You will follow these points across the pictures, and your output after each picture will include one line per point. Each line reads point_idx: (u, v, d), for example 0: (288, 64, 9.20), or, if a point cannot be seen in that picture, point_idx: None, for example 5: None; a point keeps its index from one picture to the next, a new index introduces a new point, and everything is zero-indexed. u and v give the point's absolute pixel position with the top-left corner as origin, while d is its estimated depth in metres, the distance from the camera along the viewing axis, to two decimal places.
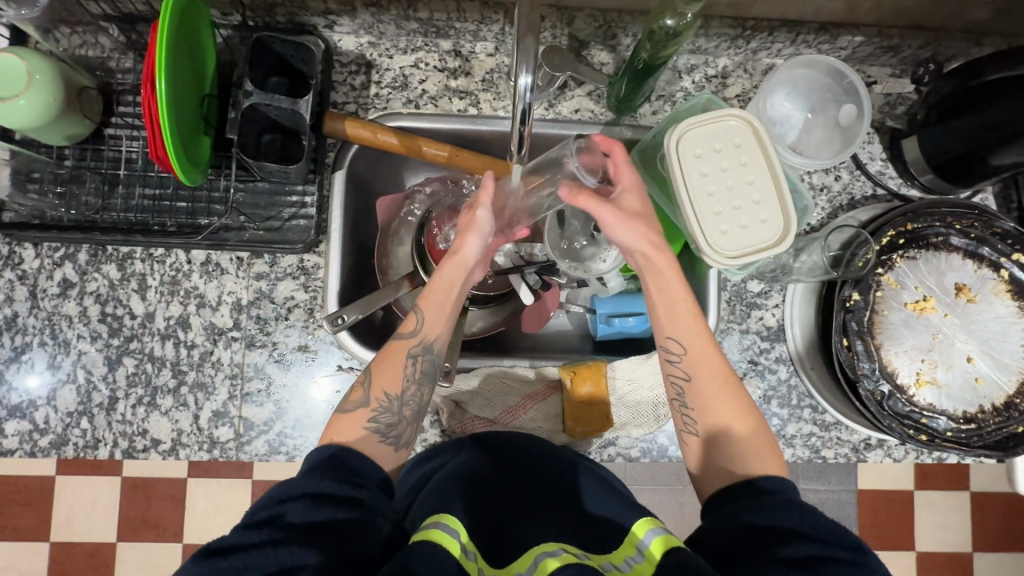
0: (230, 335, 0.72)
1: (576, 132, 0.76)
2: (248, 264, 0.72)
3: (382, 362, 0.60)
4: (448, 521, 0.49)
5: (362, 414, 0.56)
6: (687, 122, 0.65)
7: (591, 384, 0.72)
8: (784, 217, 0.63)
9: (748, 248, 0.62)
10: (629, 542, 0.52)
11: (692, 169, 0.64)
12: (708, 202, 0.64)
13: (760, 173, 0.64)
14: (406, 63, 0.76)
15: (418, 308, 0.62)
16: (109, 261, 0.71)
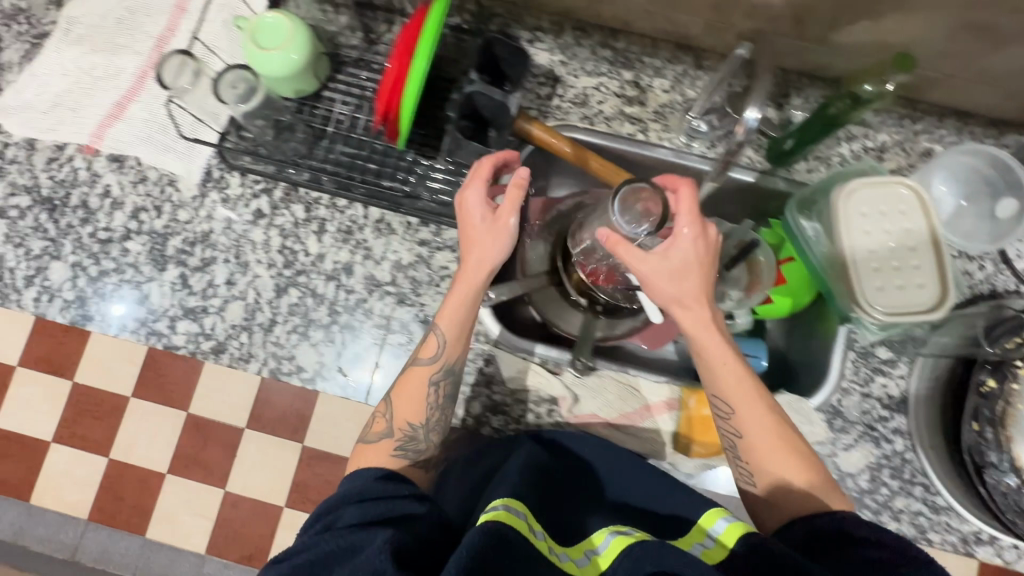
0: (385, 288, 0.78)
1: (734, 175, 0.82)
2: (415, 230, 0.80)
3: (405, 387, 0.67)
4: (515, 505, 0.50)
5: (389, 445, 0.65)
6: (858, 180, 0.70)
7: None
8: (940, 288, 0.67)
9: (902, 308, 0.66)
10: (699, 531, 0.55)
11: (856, 227, 0.69)
12: (869, 258, 0.68)
13: (920, 240, 0.68)
14: (589, 84, 0.83)
15: (438, 328, 0.66)
16: (299, 202, 0.80)
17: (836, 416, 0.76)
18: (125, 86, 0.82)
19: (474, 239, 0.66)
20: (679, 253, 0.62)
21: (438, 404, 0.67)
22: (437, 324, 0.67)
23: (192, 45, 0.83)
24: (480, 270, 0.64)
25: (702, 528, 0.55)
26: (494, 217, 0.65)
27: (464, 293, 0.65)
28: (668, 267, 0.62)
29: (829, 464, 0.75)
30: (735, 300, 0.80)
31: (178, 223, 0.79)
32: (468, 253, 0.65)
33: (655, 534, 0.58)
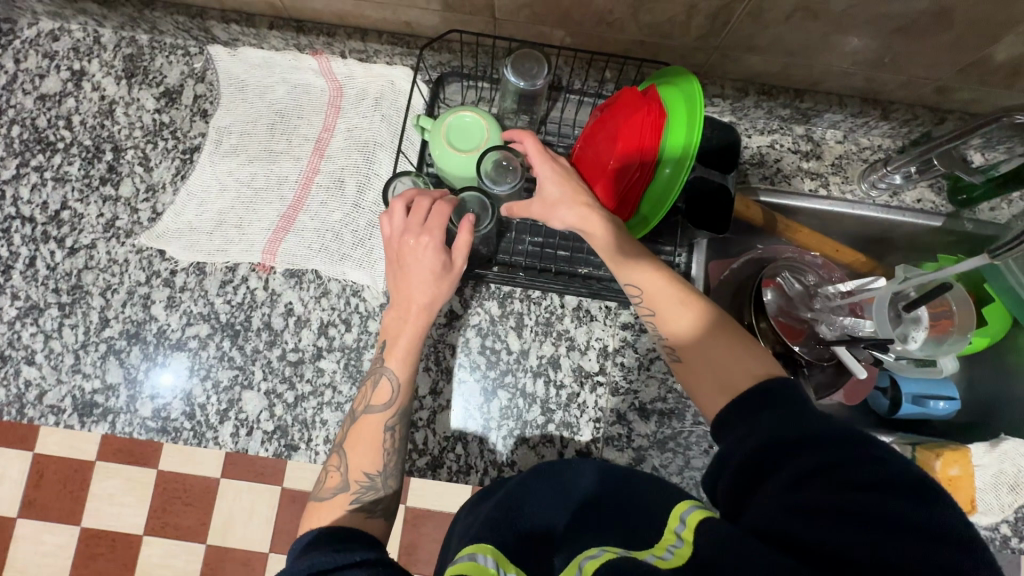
0: (596, 378, 0.76)
1: (923, 221, 0.80)
2: (614, 314, 0.78)
3: (356, 439, 0.61)
4: (477, 549, 0.43)
5: (343, 501, 0.58)
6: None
7: (959, 467, 0.73)
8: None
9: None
10: (668, 532, 0.44)
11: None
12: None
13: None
14: (764, 142, 0.82)
15: (387, 371, 0.64)
16: (492, 298, 0.78)
17: None
18: (290, 195, 0.79)
19: (401, 267, 0.67)
20: (550, 183, 0.66)
21: (396, 451, 0.62)
22: (385, 368, 0.64)
23: (355, 145, 0.80)
24: (427, 287, 0.66)
25: (670, 525, 0.44)
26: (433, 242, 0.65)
27: (416, 327, 0.66)
28: (546, 199, 0.66)
29: None
30: (923, 342, 0.81)
31: (369, 334, 0.76)
32: (412, 283, 0.66)
33: (629, 541, 0.45)
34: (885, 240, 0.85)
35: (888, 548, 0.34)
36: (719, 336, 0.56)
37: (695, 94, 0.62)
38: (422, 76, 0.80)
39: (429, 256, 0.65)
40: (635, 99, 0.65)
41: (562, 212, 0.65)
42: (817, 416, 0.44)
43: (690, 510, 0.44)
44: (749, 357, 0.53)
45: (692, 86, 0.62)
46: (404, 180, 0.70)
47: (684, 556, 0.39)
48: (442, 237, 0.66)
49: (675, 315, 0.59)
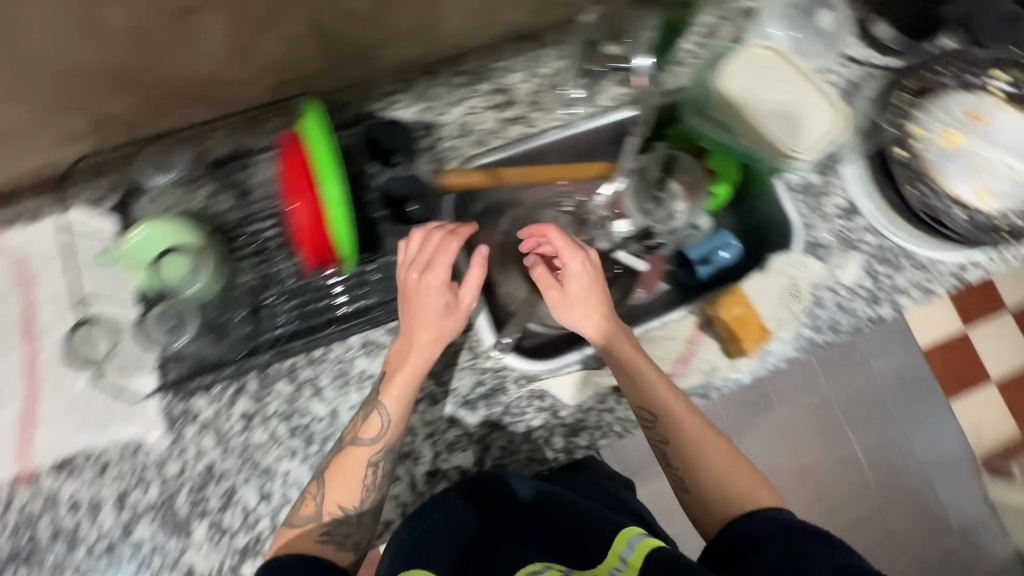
0: (413, 399, 0.76)
1: (625, 114, 0.86)
2: (401, 331, 0.77)
3: (342, 468, 0.68)
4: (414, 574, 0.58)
5: (311, 531, 0.66)
6: (723, 70, 0.79)
7: (740, 305, 0.79)
8: (824, 103, 0.80)
9: (810, 140, 0.80)
10: (612, 553, 0.58)
11: (746, 98, 0.79)
12: (768, 118, 0.80)
13: (791, 80, 0.80)
14: (461, 112, 0.84)
15: (381, 405, 0.69)
16: (279, 378, 0.74)
17: (818, 249, 0.86)
18: (23, 390, 0.72)
19: (415, 310, 0.69)
20: (575, 284, 0.73)
21: (379, 483, 0.68)
22: (380, 403, 0.68)
23: (69, 305, 0.74)
24: (432, 326, 0.69)
25: (615, 549, 0.58)
26: (453, 299, 0.70)
27: (414, 367, 0.69)
28: (563, 298, 0.74)
29: (838, 286, 0.85)
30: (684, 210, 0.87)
31: (174, 478, 0.71)
32: (419, 320, 0.69)
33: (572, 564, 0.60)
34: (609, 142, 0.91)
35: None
36: (694, 420, 0.72)
37: (313, 118, 0.60)
38: (106, 207, 0.75)
39: (431, 295, 0.68)
40: (292, 152, 0.65)
41: (568, 314, 0.73)
42: (756, 522, 0.62)
43: (636, 537, 0.58)
44: (742, 462, 0.70)
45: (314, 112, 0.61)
46: (93, 322, 0.73)
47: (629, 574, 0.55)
48: (445, 271, 0.68)
49: (671, 397, 0.72)
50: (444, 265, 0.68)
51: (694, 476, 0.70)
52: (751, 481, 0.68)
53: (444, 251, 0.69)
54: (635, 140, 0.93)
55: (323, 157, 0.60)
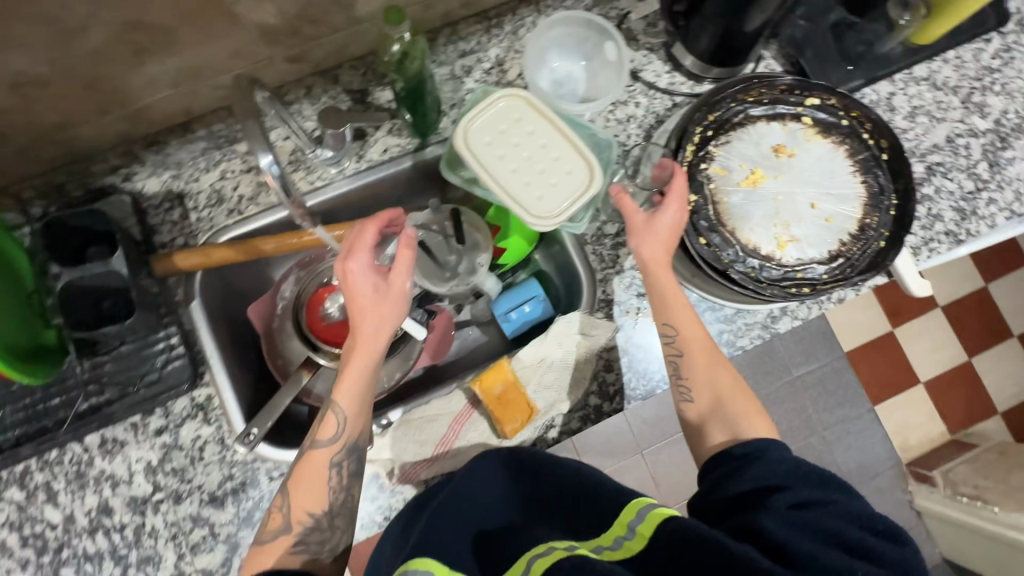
0: (155, 499, 0.71)
1: (393, 168, 0.80)
2: (144, 426, 0.72)
3: (302, 474, 0.64)
4: (418, 564, 0.56)
5: (285, 542, 0.61)
6: (462, 123, 0.69)
7: (500, 382, 0.72)
8: (584, 160, 0.70)
9: (564, 204, 0.69)
10: (622, 523, 0.57)
11: (489, 156, 0.70)
12: (516, 177, 0.69)
13: (548, 133, 0.70)
14: (214, 178, 0.78)
15: (334, 405, 0.64)
16: (8, 485, 0.70)
17: (611, 306, 0.79)
18: None
19: (354, 304, 0.63)
20: (665, 219, 0.68)
21: (343, 485, 0.65)
22: (334, 401, 0.64)
23: None
24: (370, 316, 0.63)
25: (624, 519, 0.57)
26: (387, 283, 0.64)
27: (362, 363, 0.63)
28: (654, 228, 0.68)
29: (632, 346, 0.78)
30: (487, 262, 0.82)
31: None
32: (358, 313, 0.63)
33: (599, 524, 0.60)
34: (391, 197, 0.84)
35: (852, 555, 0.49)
36: (704, 342, 0.67)
37: None
38: None
39: (360, 280, 0.63)
40: None
41: (643, 245, 0.68)
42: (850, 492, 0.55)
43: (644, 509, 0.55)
44: (738, 388, 0.66)
45: None
46: None
47: (633, 548, 0.52)
48: (368, 257, 0.64)
49: (676, 301, 0.68)
50: (369, 252, 0.64)
51: (699, 418, 0.65)
52: (752, 421, 0.63)
53: (362, 237, 0.64)
54: (425, 190, 0.86)
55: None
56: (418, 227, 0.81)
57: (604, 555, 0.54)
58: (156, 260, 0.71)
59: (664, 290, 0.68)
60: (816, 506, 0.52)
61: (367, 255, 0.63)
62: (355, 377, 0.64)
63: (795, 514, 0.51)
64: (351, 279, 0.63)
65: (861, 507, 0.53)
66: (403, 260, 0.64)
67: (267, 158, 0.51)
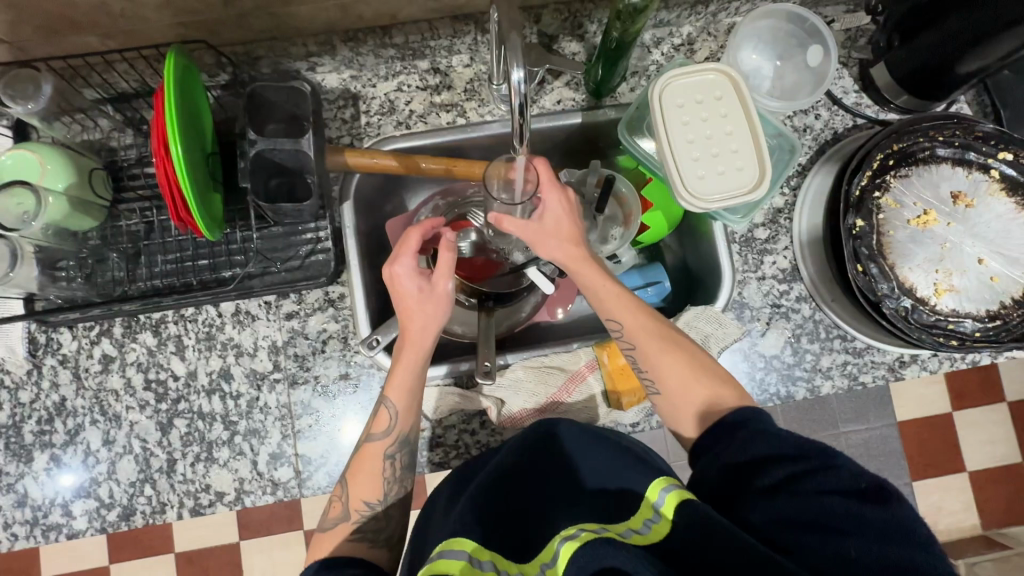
0: (272, 377, 0.74)
1: (563, 122, 0.79)
2: (276, 307, 0.75)
3: (357, 467, 0.62)
4: (454, 545, 0.48)
5: (344, 531, 0.59)
6: (666, 76, 0.70)
7: (627, 354, 0.74)
8: (758, 164, 0.69)
9: (720, 193, 0.68)
10: (643, 506, 0.51)
11: (674, 117, 0.70)
12: (688, 148, 0.69)
13: (737, 122, 0.70)
14: (390, 88, 0.79)
15: (385, 400, 0.63)
16: (143, 329, 0.73)
17: (742, 309, 0.79)
18: None
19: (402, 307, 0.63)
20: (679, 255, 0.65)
21: (397, 477, 0.63)
22: (384, 397, 0.63)
23: None
24: (414, 316, 0.63)
25: (647, 501, 0.51)
26: (431, 284, 0.64)
27: (409, 361, 0.63)
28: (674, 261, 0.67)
29: (753, 354, 0.78)
30: (620, 237, 0.82)
31: (25, 406, 0.72)
32: (404, 314, 0.63)
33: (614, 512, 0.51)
34: (547, 149, 0.84)
35: (852, 535, 0.44)
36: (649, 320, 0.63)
37: (169, 66, 0.57)
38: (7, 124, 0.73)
39: (406, 282, 0.63)
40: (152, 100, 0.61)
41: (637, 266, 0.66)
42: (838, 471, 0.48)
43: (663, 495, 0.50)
44: (699, 362, 0.61)
45: (172, 61, 0.58)
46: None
47: (661, 533, 0.47)
48: (410, 261, 0.64)
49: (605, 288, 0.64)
50: (412, 256, 0.64)
51: (682, 394, 0.60)
52: (725, 393, 0.58)
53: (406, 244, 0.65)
54: (581, 151, 0.86)
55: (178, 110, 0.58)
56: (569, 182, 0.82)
57: (632, 539, 0.47)
58: (318, 147, 0.71)
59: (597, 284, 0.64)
60: (806, 476, 0.47)
61: (410, 257, 0.63)
62: (407, 370, 0.63)
63: (787, 490, 0.47)
64: (396, 283, 0.63)
65: (851, 471, 0.48)
66: (444, 263, 0.63)
67: (524, 73, 0.50)
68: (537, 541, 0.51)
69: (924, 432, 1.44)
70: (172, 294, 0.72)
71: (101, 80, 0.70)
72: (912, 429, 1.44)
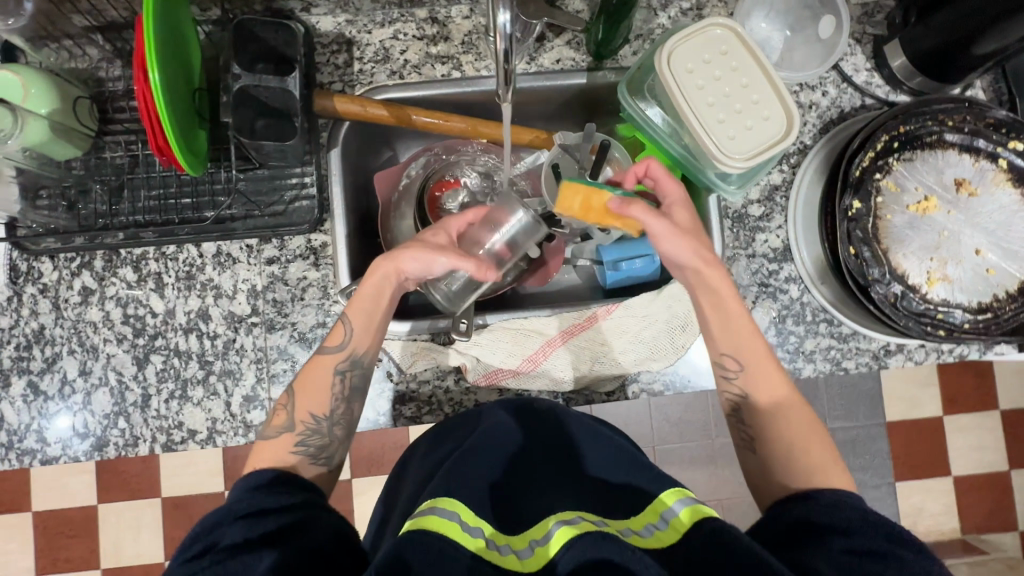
0: (250, 321, 0.74)
1: (561, 82, 0.77)
2: (258, 251, 0.74)
3: (308, 378, 0.63)
4: (445, 505, 0.48)
5: (288, 440, 0.59)
6: (672, 40, 0.67)
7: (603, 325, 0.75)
8: (786, 114, 0.66)
9: (757, 147, 0.66)
10: (652, 510, 0.51)
11: (687, 82, 0.67)
12: (711, 112, 0.67)
13: (752, 74, 0.67)
14: (385, 35, 0.77)
15: (347, 318, 0.64)
16: (124, 264, 0.73)
17: None
18: None
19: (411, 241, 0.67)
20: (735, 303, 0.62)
21: (346, 396, 0.64)
22: (345, 315, 0.64)
23: None
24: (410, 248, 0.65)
25: (654, 510, 0.51)
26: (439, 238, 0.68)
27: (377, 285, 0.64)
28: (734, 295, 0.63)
29: None
30: None
31: (4, 331, 0.73)
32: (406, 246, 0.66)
33: (618, 510, 0.52)
34: (544, 109, 0.82)
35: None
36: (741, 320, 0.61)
37: None
38: None
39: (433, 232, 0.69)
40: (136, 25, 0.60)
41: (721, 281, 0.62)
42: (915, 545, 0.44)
43: (683, 501, 0.50)
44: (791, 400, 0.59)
45: None
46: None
47: (664, 542, 0.47)
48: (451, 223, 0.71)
49: (735, 315, 0.61)
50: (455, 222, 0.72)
51: (756, 425, 0.59)
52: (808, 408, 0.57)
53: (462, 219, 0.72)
54: (578, 114, 0.84)
55: (157, 37, 0.56)
56: (563, 147, 0.79)
57: (632, 539, 0.47)
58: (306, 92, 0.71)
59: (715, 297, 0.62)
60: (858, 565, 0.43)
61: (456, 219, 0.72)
62: (369, 295, 0.64)
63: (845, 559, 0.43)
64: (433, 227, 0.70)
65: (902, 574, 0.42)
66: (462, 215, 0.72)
67: (510, 15, 0.49)
68: (530, 522, 0.51)
69: (912, 435, 1.42)
70: (154, 227, 0.72)
71: (89, 6, 0.68)
72: (901, 431, 1.42)
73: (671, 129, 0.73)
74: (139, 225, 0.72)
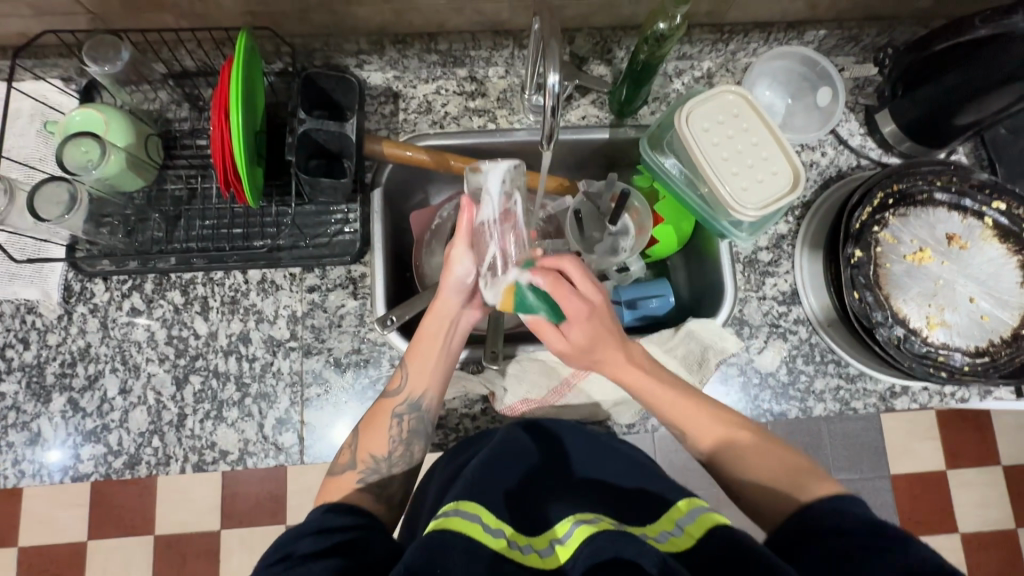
0: (288, 345, 0.77)
1: (588, 136, 0.85)
2: (300, 279, 0.79)
3: (371, 420, 0.66)
4: (467, 506, 0.50)
5: (349, 478, 0.62)
6: (690, 103, 0.76)
7: None
8: (792, 168, 0.74)
9: (767, 198, 0.73)
10: (667, 518, 0.53)
11: (704, 139, 0.75)
12: (724, 165, 0.74)
13: (761, 133, 0.75)
14: (429, 90, 0.85)
15: (404, 364, 0.68)
16: (173, 288, 0.77)
17: (742, 325, 0.82)
18: None
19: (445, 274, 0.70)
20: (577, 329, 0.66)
21: (403, 439, 0.66)
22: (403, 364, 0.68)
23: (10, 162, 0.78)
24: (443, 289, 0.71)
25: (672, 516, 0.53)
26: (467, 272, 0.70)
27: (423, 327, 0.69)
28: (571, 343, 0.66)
29: (749, 370, 0.81)
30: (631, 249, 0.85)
31: (50, 348, 0.75)
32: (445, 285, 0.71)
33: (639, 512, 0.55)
34: (570, 160, 0.90)
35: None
36: (658, 387, 0.66)
37: (239, 42, 0.64)
38: (76, 87, 0.79)
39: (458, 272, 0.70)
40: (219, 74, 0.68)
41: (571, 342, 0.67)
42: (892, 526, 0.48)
43: (698, 511, 0.52)
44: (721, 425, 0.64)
45: (243, 37, 0.64)
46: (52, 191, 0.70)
47: (681, 546, 0.49)
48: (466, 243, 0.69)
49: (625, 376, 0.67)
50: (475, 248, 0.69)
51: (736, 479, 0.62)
52: (770, 457, 0.61)
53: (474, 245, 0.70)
54: (600, 166, 0.92)
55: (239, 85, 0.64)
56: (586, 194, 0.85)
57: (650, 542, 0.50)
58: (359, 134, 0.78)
59: (623, 383, 0.67)
60: (849, 539, 0.47)
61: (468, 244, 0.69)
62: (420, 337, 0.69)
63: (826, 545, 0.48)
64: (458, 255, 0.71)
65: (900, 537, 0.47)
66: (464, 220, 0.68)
67: (560, 77, 0.57)
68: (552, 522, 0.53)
69: (917, 487, 1.38)
70: (207, 253, 0.77)
71: (170, 55, 0.77)
72: (905, 483, 1.37)
73: (687, 181, 0.81)
74: (193, 251, 0.77)
